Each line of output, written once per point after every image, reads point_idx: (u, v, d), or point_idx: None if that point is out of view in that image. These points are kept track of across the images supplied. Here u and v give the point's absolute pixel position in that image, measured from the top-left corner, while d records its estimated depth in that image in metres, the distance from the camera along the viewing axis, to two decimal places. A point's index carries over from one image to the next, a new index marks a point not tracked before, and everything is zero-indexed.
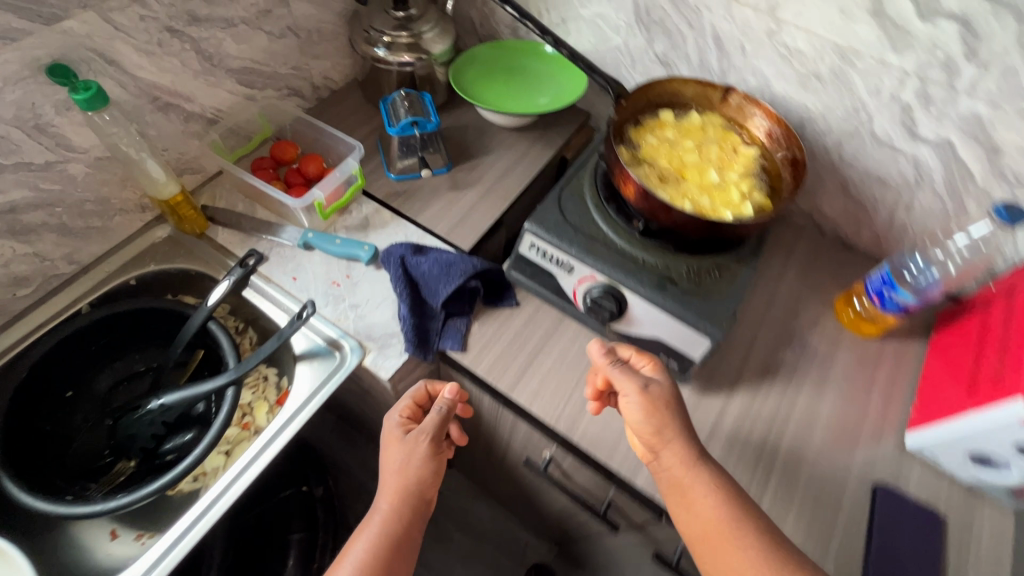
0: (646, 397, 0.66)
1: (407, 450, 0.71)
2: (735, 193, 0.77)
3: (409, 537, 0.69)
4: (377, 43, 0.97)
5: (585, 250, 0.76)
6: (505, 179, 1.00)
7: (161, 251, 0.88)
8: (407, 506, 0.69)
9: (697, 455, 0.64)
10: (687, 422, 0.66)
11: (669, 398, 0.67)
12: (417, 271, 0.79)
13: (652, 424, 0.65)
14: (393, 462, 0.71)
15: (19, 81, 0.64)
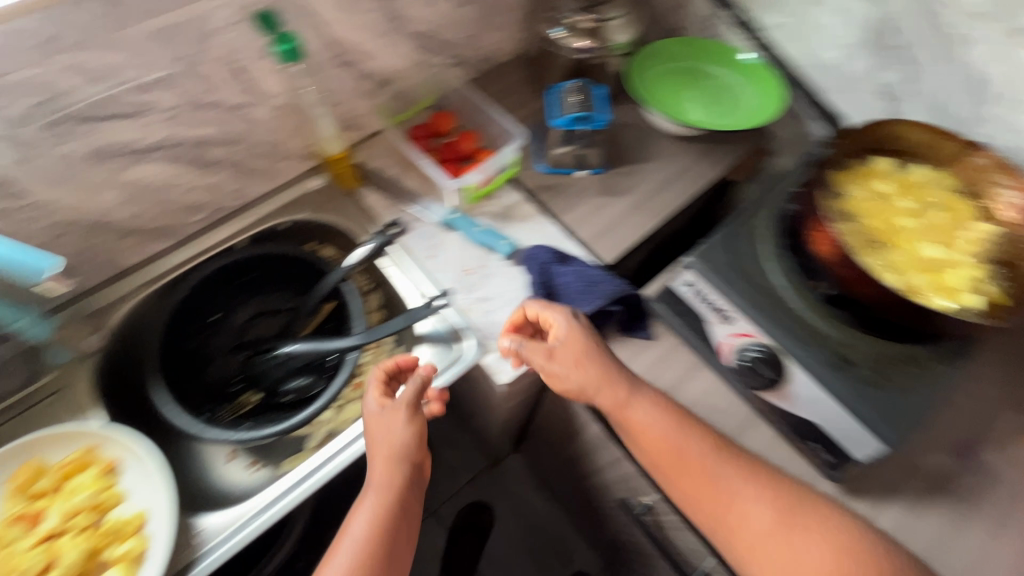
0: (567, 337, 0.67)
1: (395, 421, 0.66)
2: (958, 278, 0.64)
3: (408, 500, 0.65)
4: (559, 24, 0.92)
5: (753, 305, 0.68)
6: (661, 194, 0.92)
7: (313, 202, 0.90)
8: (401, 471, 0.65)
9: (660, 406, 0.65)
10: (603, 351, 0.67)
11: (598, 356, 0.67)
12: (557, 281, 0.75)
13: (603, 390, 0.65)
14: (377, 446, 0.66)
15: (232, 23, 0.65)
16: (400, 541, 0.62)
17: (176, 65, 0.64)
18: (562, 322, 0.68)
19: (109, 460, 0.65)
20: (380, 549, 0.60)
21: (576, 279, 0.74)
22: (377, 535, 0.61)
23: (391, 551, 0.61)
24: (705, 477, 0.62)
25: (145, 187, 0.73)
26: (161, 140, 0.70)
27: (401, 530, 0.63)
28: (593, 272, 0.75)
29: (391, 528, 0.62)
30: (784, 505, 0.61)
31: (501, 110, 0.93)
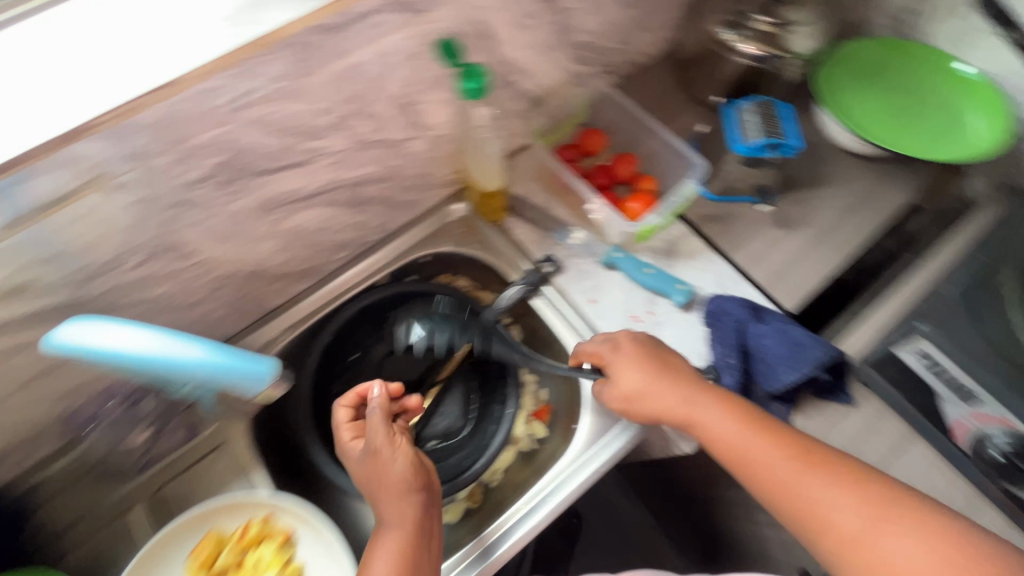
0: (646, 373, 0.63)
1: (388, 450, 0.58)
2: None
3: (427, 536, 0.55)
4: (732, 27, 0.80)
5: (1002, 384, 0.63)
6: (844, 226, 0.81)
7: (456, 235, 0.83)
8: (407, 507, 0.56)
9: (723, 412, 0.61)
10: (682, 372, 0.63)
11: (647, 367, 0.63)
12: (753, 343, 0.67)
13: (699, 409, 0.61)
14: (387, 481, 0.57)
15: (413, 55, 0.57)
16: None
17: (352, 107, 0.57)
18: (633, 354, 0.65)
19: (283, 531, 0.62)
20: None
21: (780, 341, 0.66)
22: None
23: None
24: (794, 491, 0.55)
25: (301, 233, 0.67)
26: (323, 186, 0.63)
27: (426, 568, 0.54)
28: (798, 334, 0.67)
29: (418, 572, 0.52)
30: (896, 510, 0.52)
31: (666, 129, 0.81)
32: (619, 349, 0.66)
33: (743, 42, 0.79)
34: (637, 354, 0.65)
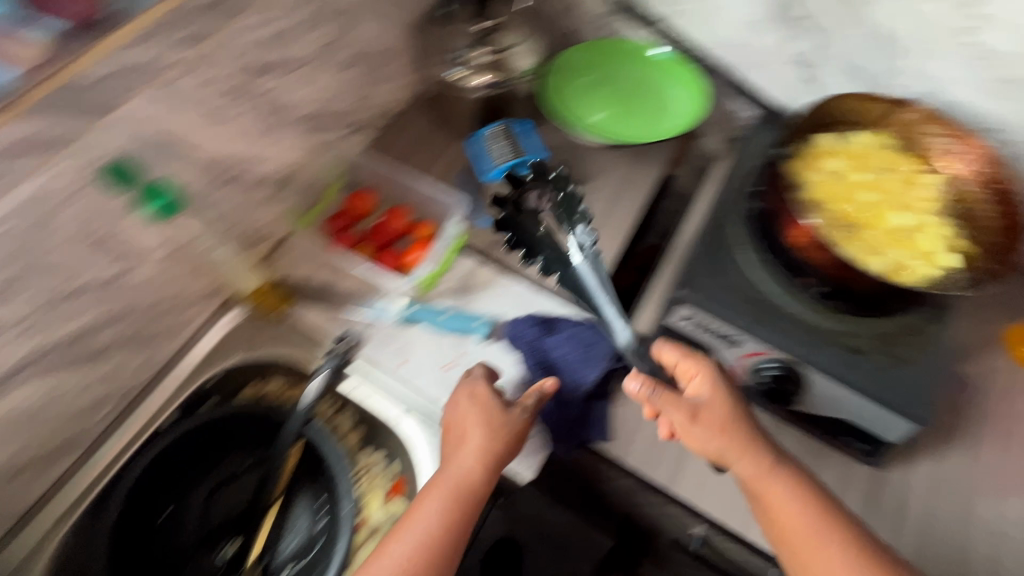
0: (716, 424, 0.59)
1: (485, 427, 0.62)
2: (921, 237, 0.65)
3: (464, 523, 0.59)
4: (455, 65, 0.85)
5: (754, 320, 0.65)
6: (613, 214, 0.87)
7: (240, 342, 0.75)
8: (469, 495, 0.60)
9: (778, 470, 0.58)
10: (749, 417, 0.61)
11: (717, 417, 0.59)
12: (553, 354, 0.72)
13: (747, 465, 0.58)
14: (458, 451, 0.62)
15: (75, 193, 0.50)
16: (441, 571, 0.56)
17: (15, 270, 0.49)
18: (710, 381, 0.61)
19: None
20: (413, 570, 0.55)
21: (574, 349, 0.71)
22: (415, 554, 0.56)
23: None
24: (792, 533, 0.56)
25: (24, 415, 0.57)
26: (26, 358, 0.54)
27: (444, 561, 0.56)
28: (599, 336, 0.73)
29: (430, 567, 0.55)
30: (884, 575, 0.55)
31: (418, 176, 0.82)
32: (704, 360, 0.62)
33: (470, 75, 0.84)
34: (712, 394, 0.61)
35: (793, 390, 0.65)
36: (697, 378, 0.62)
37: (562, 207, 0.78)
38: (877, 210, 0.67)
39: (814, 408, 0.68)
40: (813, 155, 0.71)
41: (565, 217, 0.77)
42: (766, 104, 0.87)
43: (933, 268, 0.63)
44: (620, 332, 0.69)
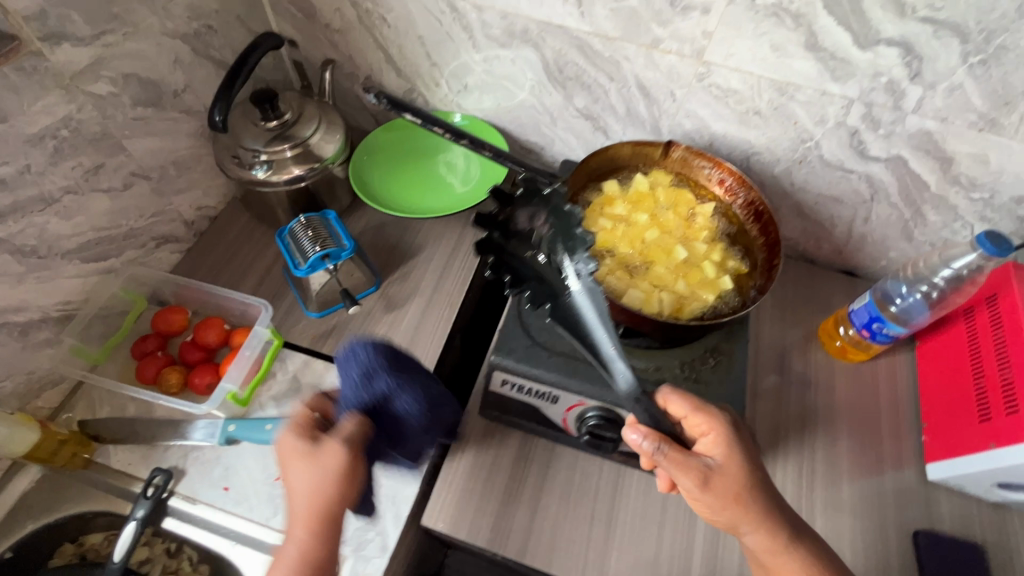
0: (728, 494, 0.55)
1: (317, 457, 0.51)
2: (703, 266, 0.71)
3: (332, 546, 0.51)
4: (255, 164, 0.79)
5: (567, 378, 0.66)
6: (445, 280, 0.87)
7: (43, 499, 0.69)
8: (326, 512, 0.50)
9: (787, 535, 0.56)
10: (767, 487, 0.57)
11: (733, 490, 0.55)
12: None
13: (757, 536, 0.56)
14: (292, 502, 0.51)
15: None
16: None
17: None
18: (725, 443, 0.57)
19: None
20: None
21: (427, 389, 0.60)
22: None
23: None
24: None
25: None
26: None
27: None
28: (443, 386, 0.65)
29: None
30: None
31: (221, 288, 0.79)
32: (717, 418, 0.58)
33: (277, 173, 0.80)
34: (726, 460, 0.56)
35: (618, 438, 0.66)
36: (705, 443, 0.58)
37: (557, 231, 0.67)
38: (664, 247, 0.72)
39: None
40: (603, 203, 0.75)
41: (561, 244, 0.66)
42: (571, 152, 0.92)
43: (712, 294, 0.68)
44: (623, 377, 0.59)
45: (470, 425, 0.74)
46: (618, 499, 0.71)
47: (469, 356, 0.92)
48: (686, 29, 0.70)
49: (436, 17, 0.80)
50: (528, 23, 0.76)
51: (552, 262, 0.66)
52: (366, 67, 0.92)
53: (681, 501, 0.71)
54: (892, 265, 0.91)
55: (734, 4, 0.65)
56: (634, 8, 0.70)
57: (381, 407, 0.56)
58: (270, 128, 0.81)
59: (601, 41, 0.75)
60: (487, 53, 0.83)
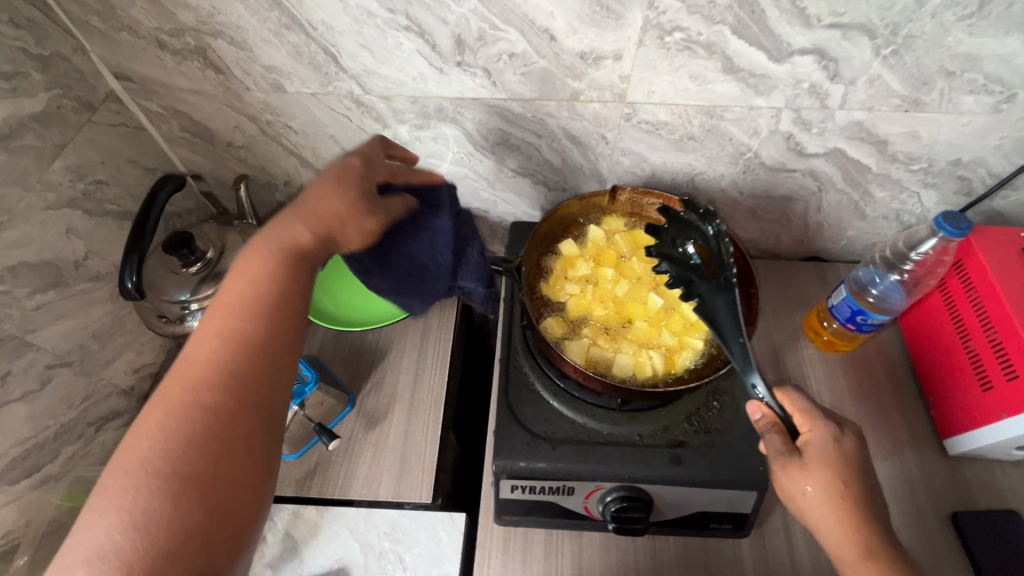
0: (825, 494, 0.53)
1: (328, 202, 0.54)
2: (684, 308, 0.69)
3: (276, 337, 0.49)
4: (188, 315, 0.73)
5: (580, 464, 0.62)
6: (422, 378, 0.81)
7: None
8: (269, 290, 0.50)
9: (879, 550, 0.52)
10: (862, 506, 0.54)
11: (828, 487, 0.53)
12: None
13: (833, 536, 0.53)
14: (326, 186, 0.55)
15: None
16: (258, 396, 0.47)
17: None
18: (825, 446, 0.55)
19: None
20: (211, 385, 0.46)
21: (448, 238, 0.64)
22: (212, 351, 0.47)
23: (222, 401, 0.45)
24: None
25: None
26: None
27: (259, 379, 0.47)
28: (440, 256, 0.63)
29: (231, 383, 0.46)
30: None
31: None
32: (824, 424, 0.57)
33: None
34: (824, 458, 0.55)
35: (646, 515, 0.62)
36: (806, 438, 0.56)
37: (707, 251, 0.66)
38: (640, 298, 0.71)
39: (673, 512, 0.65)
40: (566, 268, 0.73)
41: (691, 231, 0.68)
42: (517, 210, 0.88)
43: (700, 337, 0.67)
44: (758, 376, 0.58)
45: (488, 536, 0.68)
46: (661, 570, 0.66)
47: (466, 445, 0.86)
48: (602, 77, 0.67)
49: (342, 114, 0.75)
50: (441, 102, 0.72)
51: (714, 269, 0.65)
52: (282, 174, 0.85)
53: (724, 554, 0.67)
54: (853, 244, 0.90)
55: (644, 45, 0.63)
56: (544, 68, 0.67)
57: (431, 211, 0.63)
58: (192, 272, 0.73)
59: (520, 104, 0.72)
60: (406, 138, 0.78)
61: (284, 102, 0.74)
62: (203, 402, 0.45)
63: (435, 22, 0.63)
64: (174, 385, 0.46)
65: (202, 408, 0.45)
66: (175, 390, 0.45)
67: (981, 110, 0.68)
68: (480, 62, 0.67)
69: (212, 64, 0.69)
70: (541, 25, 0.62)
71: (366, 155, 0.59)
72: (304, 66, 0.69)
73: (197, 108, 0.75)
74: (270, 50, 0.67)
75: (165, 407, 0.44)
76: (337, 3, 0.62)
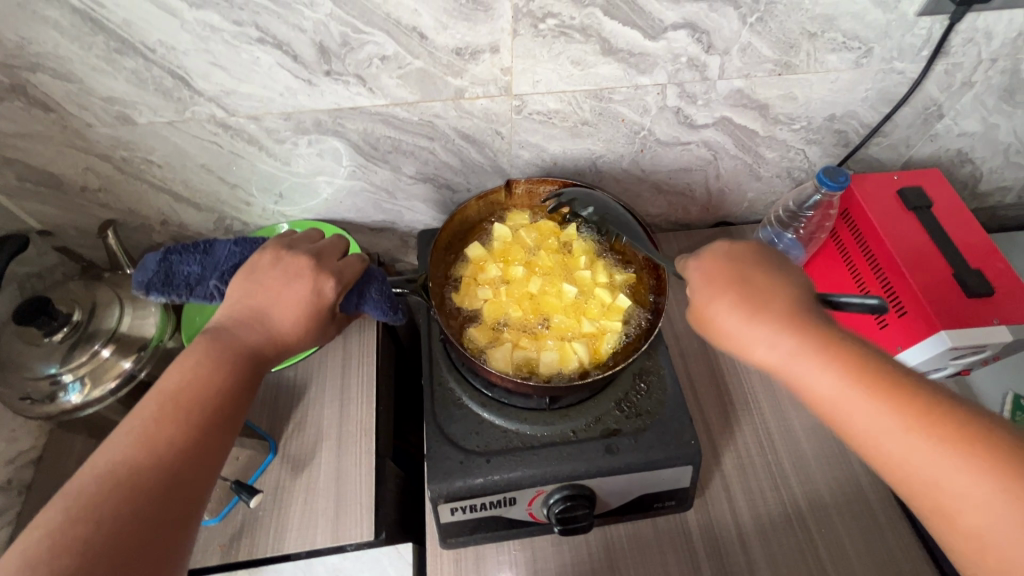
0: (726, 308, 0.53)
1: (264, 291, 0.57)
2: (597, 291, 0.69)
3: (215, 450, 0.49)
4: (61, 390, 0.63)
5: (516, 472, 0.60)
6: (348, 408, 0.77)
7: None
8: (217, 401, 0.50)
9: (793, 321, 0.50)
10: (761, 295, 0.52)
11: (727, 296, 0.53)
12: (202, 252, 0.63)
13: (753, 343, 0.51)
14: (263, 277, 0.58)
15: None
16: (189, 510, 0.46)
17: None
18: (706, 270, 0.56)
19: None
20: (141, 496, 0.44)
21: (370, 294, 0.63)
22: (147, 456, 0.45)
23: (152, 512, 0.44)
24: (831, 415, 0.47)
25: None
26: None
27: (193, 490, 0.46)
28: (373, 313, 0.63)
29: (163, 493, 0.44)
30: (941, 435, 0.42)
31: None
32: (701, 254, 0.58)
33: (94, 386, 0.64)
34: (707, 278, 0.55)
35: (590, 509, 0.61)
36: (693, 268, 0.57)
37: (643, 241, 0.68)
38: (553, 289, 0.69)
39: (617, 500, 0.65)
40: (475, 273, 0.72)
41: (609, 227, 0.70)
42: (424, 217, 0.85)
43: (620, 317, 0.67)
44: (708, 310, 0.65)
45: (438, 563, 0.66)
46: (615, 558, 0.66)
47: (407, 468, 0.82)
48: (482, 72, 0.64)
49: (209, 140, 0.68)
50: (317, 115, 0.67)
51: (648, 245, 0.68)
52: (154, 213, 0.77)
53: (670, 529, 0.68)
54: (754, 206, 0.94)
55: (520, 35, 0.61)
56: (421, 68, 0.63)
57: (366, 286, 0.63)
58: (59, 340, 0.64)
59: (404, 108, 0.67)
60: (288, 158, 0.72)
61: (137, 135, 0.66)
62: (130, 513, 0.43)
63: (291, 31, 0.57)
64: (100, 488, 0.43)
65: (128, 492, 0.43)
66: (97, 497, 0.43)
67: (845, 66, 0.71)
68: (350, 69, 0.62)
69: (38, 101, 0.60)
70: (408, 24, 0.59)
71: (287, 243, 0.62)
72: (151, 93, 0.61)
73: (33, 153, 0.66)
74: (105, 79, 0.59)
75: (88, 513, 0.42)
76: (172, 20, 0.55)
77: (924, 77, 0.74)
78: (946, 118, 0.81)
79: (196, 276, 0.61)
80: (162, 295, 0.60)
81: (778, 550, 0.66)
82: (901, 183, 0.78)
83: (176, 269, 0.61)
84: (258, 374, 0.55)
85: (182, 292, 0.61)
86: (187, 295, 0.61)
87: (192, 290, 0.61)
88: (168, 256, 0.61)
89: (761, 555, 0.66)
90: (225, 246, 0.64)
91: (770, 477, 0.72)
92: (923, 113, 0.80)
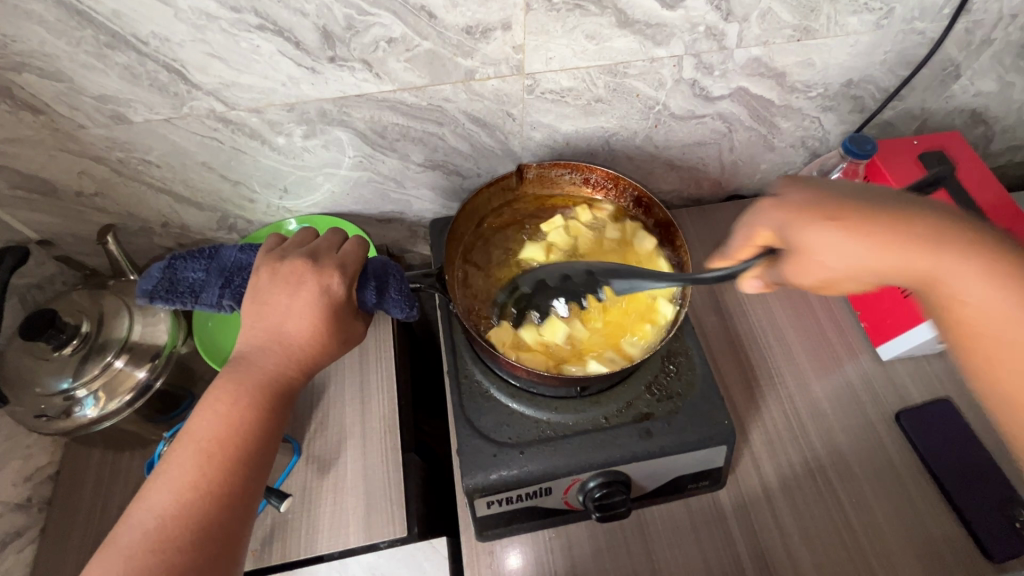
0: (825, 237, 0.48)
1: (272, 309, 0.54)
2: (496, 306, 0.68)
3: (246, 484, 0.48)
4: (76, 404, 0.61)
5: (551, 464, 0.60)
6: (369, 405, 0.75)
7: None
8: (243, 439, 0.49)
9: (933, 233, 0.47)
10: (856, 212, 0.49)
11: (831, 218, 0.49)
12: (199, 257, 0.60)
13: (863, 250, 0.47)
14: (270, 293, 0.54)
15: None
16: (227, 549, 0.45)
17: None
18: (788, 209, 0.51)
19: None
20: (174, 540, 0.43)
21: (390, 283, 0.61)
22: (179, 500, 0.45)
23: (189, 557, 0.43)
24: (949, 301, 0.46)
25: None
26: None
27: (230, 529, 0.46)
28: (392, 306, 0.60)
29: (196, 537, 0.44)
30: None
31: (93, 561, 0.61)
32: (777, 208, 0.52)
33: (109, 400, 0.62)
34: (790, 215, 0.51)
35: (628, 496, 0.61)
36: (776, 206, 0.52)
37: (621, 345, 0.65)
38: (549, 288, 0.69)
39: (653, 483, 0.65)
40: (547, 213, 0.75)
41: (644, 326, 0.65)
42: (433, 205, 0.82)
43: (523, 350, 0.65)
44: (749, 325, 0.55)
45: (475, 555, 0.65)
46: (650, 540, 0.66)
47: (430, 459, 0.81)
48: (493, 52, 0.61)
49: (209, 137, 0.65)
50: (322, 104, 0.64)
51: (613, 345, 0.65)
52: (155, 215, 0.74)
53: (700, 504, 0.68)
54: (767, 177, 0.92)
55: (532, 10, 0.58)
56: (430, 50, 0.60)
57: (387, 275, 0.61)
58: (69, 353, 0.62)
59: (412, 93, 0.64)
60: (291, 151, 0.69)
61: (133, 134, 0.63)
62: (166, 560, 0.42)
63: (293, 16, 0.54)
64: (135, 535, 0.43)
65: (160, 539, 0.43)
66: (134, 544, 0.43)
67: (865, 29, 0.69)
68: (355, 54, 0.59)
69: (26, 104, 0.57)
70: (416, 3, 0.55)
71: (280, 254, 0.58)
72: (146, 89, 0.58)
73: (24, 159, 0.62)
74: (96, 76, 0.56)
75: (123, 563, 0.42)
76: (165, 9, 0.51)
77: (944, 37, 0.72)
78: (963, 79, 0.80)
79: (201, 283, 0.58)
80: (167, 302, 0.58)
81: (811, 521, 0.67)
82: (920, 147, 0.76)
83: (181, 275, 0.58)
84: (286, 403, 0.53)
85: (187, 300, 0.58)
86: (192, 302, 0.59)
87: (198, 297, 0.58)
88: (173, 263, 0.59)
89: (792, 524, 0.67)
90: (231, 251, 0.61)
91: (798, 449, 0.72)
92: (941, 73, 0.78)
